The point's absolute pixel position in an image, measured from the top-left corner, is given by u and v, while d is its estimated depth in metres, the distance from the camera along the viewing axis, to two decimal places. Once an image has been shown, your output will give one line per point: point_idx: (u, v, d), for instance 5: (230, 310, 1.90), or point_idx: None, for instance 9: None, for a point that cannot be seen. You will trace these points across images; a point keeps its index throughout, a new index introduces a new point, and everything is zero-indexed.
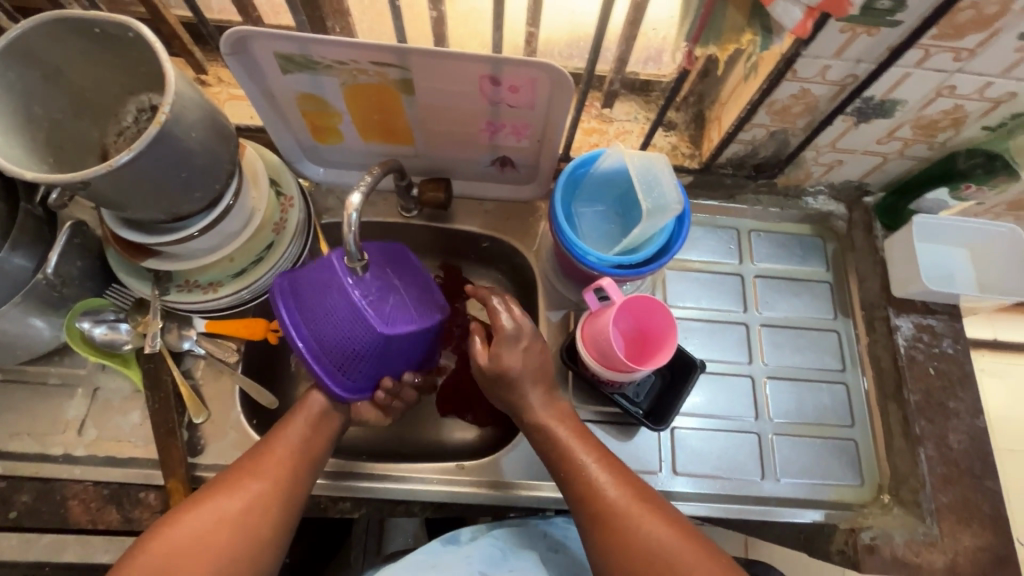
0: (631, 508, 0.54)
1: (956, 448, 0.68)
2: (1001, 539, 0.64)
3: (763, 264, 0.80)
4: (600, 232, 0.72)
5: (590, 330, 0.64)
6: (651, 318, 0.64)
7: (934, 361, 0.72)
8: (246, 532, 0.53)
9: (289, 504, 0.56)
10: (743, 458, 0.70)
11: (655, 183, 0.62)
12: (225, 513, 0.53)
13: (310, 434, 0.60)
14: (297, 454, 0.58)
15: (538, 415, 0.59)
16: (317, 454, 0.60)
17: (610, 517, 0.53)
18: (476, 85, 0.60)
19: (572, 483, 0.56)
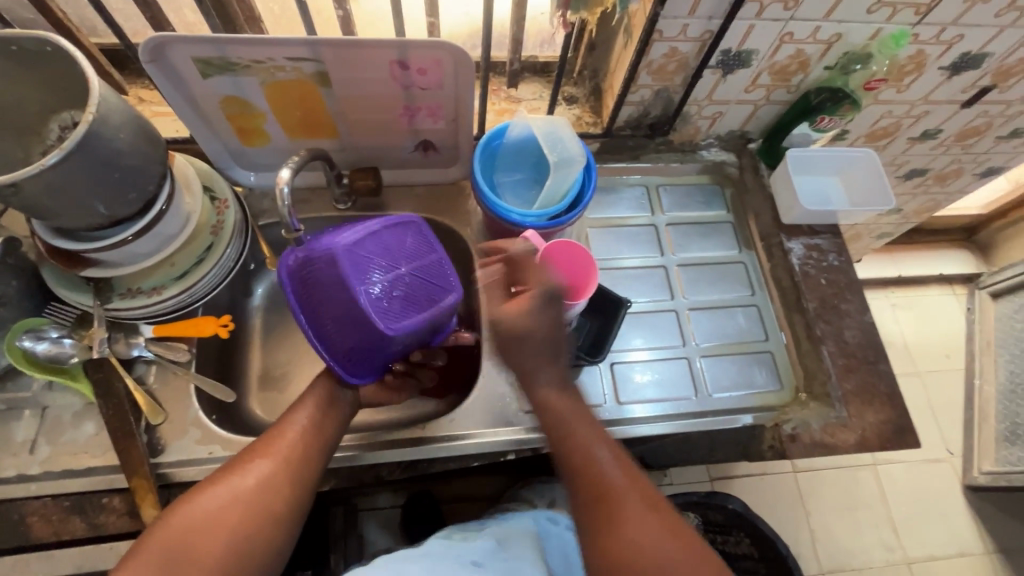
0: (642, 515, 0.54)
1: (852, 342, 0.78)
2: (898, 411, 0.74)
3: (672, 213, 0.90)
4: (520, 197, 0.80)
5: None
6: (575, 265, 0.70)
7: (824, 273, 0.83)
8: (258, 507, 0.53)
9: (302, 481, 0.57)
10: (677, 381, 0.78)
11: (560, 141, 0.72)
12: (238, 490, 0.53)
13: (320, 415, 0.61)
14: (309, 437, 0.59)
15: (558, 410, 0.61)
16: (328, 435, 0.61)
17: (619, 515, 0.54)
18: (387, 72, 0.66)
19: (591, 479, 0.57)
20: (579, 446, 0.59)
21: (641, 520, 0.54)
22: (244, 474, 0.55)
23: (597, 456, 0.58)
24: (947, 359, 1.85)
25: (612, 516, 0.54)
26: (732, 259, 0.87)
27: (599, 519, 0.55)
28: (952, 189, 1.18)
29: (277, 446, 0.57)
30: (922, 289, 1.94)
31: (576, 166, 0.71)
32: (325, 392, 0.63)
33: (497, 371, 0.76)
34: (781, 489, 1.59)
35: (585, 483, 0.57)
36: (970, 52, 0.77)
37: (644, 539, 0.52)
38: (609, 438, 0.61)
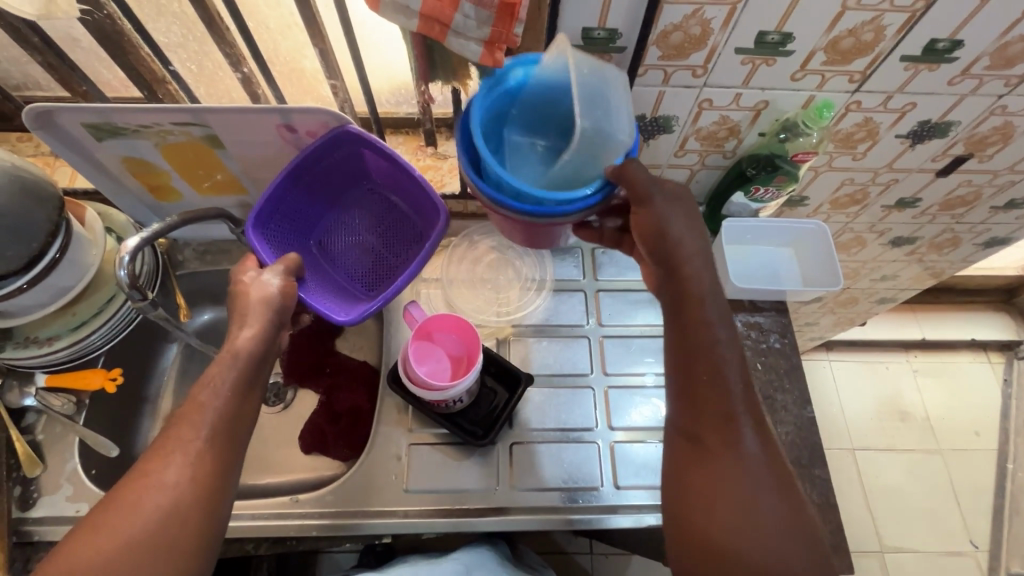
0: (783, 522, 0.49)
1: (784, 440, 0.69)
2: (828, 526, 0.65)
3: (605, 279, 0.83)
4: (530, 162, 0.59)
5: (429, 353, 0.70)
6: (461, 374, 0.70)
7: (762, 357, 0.74)
8: (163, 552, 0.45)
9: (212, 501, 0.48)
10: (582, 467, 0.71)
11: (603, 103, 0.53)
12: (128, 544, 0.45)
13: (219, 419, 0.51)
14: (219, 429, 0.50)
15: (716, 368, 0.54)
16: (235, 436, 0.51)
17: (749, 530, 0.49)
18: (277, 135, 0.65)
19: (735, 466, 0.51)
20: (710, 362, 0.55)
21: (760, 481, 0.50)
22: (134, 516, 0.45)
23: (732, 383, 0.54)
24: (978, 437, 1.64)
25: (721, 470, 0.51)
26: None
27: (710, 470, 0.52)
28: (953, 256, 1.06)
29: (171, 473, 0.47)
30: (951, 355, 1.74)
31: (611, 147, 0.54)
32: (224, 382, 0.52)
33: (386, 446, 0.72)
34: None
35: (704, 412, 0.54)
36: (930, 120, 0.68)
37: (756, 500, 0.50)
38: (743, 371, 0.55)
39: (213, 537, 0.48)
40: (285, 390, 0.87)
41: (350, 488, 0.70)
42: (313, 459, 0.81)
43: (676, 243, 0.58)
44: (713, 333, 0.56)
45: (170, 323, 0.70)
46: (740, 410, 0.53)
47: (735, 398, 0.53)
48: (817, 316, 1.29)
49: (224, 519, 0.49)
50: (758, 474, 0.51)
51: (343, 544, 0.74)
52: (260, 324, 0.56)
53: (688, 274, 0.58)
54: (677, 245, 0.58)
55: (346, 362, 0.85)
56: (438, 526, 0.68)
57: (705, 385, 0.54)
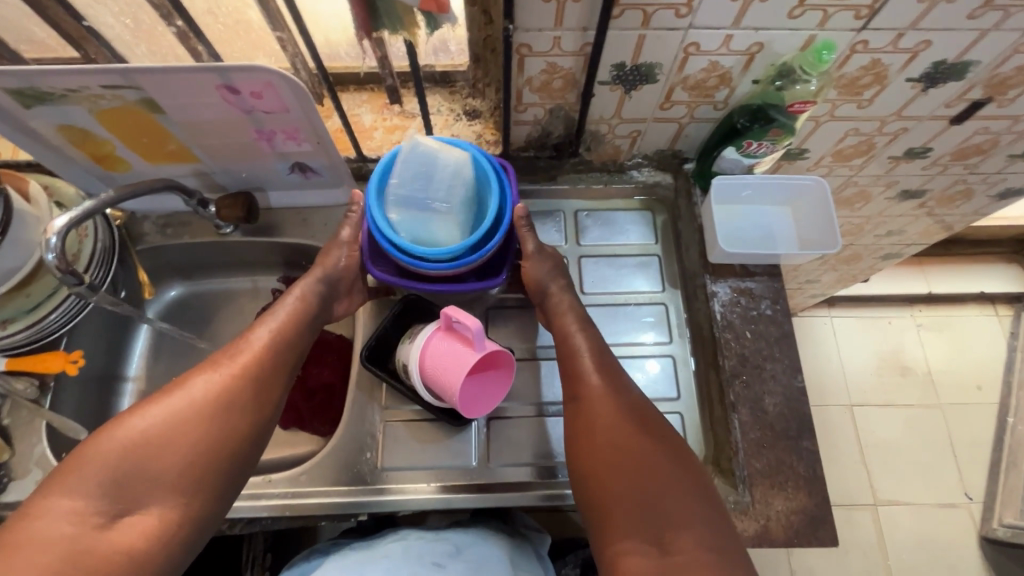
0: (676, 479, 0.54)
1: (771, 411, 0.66)
2: (814, 498, 0.62)
3: (588, 244, 0.78)
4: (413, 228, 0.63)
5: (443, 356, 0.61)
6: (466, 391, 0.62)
7: (751, 324, 0.70)
8: (212, 431, 0.52)
9: (267, 400, 0.56)
10: (562, 441, 0.69)
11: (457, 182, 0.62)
12: (171, 423, 0.51)
13: (286, 335, 0.61)
14: (269, 351, 0.58)
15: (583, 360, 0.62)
16: (295, 354, 0.61)
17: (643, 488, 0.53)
18: (219, 97, 0.59)
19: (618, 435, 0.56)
20: (573, 360, 0.62)
21: (643, 443, 0.56)
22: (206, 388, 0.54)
23: (593, 365, 0.61)
24: (979, 391, 1.62)
25: (601, 444, 0.56)
26: (653, 299, 0.75)
27: (592, 448, 0.57)
28: (964, 209, 0.99)
29: (243, 360, 0.56)
30: (958, 308, 1.69)
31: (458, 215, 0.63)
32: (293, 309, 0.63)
33: (359, 423, 0.70)
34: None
35: (583, 399, 0.60)
36: (946, 61, 0.61)
37: (642, 454, 0.55)
38: (615, 364, 0.62)
39: (260, 430, 0.55)
40: None
41: (326, 467, 0.68)
42: (292, 435, 0.80)
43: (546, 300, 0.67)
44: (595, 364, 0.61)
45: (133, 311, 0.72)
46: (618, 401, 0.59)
47: (614, 395, 0.59)
48: (818, 274, 1.24)
49: (272, 424, 0.57)
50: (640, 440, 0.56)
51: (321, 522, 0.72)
52: (309, 282, 0.66)
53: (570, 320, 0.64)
54: (539, 279, 0.67)
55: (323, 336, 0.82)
56: (414, 503, 0.66)
57: (577, 380, 0.61)
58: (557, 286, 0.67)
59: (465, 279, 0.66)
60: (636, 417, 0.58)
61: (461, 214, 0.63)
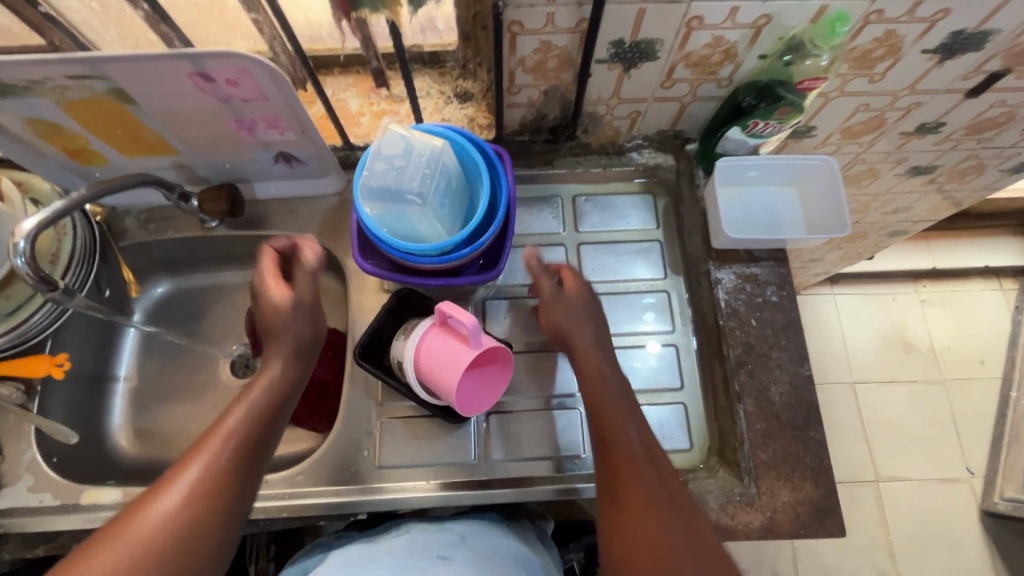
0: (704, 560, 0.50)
1: (778, 401, 0.64)
2: (821, 489, 0.61)
3: (587, 231, 0.76)
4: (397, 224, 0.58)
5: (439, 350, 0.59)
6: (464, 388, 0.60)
7: (756, 312, 0.68)
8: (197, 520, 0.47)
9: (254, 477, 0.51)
10: (562, 434, 0.68)
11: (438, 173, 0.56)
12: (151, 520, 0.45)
13: (277, 398, 0.56)
14: (257, 421, 0.53)
15: (613, 427, 0.56)
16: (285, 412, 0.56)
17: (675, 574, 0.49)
18: (193, 85, 0.56)
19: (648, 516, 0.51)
20: (610, 429, 0.56)
21: (672, 524, 0.51)
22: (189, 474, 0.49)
23: (631, 436, 0.56)
24: (982, 366, 1.61)
25: (636, 529, 0.51)
26: (654, 287, 0.73)
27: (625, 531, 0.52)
28: (974, 184, 0.96)
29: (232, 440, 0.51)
30: (962, 283, 1.67)
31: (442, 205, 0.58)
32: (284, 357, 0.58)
33: (355, 421, 0.68)
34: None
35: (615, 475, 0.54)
36: (964, 30, 0.57)
37: (671, 538, 0.50)
38: (644, 427, 0.57)
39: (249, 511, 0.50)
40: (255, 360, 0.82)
41: (323, 466, 0.67)
42: (289, 432, 0.79)
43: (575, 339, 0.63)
44: (621, 417, 0.57)
45: (115, 316, 0.70)
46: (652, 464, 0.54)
47: (644, 468, 0.54)
48: (822, 253, 1.21)
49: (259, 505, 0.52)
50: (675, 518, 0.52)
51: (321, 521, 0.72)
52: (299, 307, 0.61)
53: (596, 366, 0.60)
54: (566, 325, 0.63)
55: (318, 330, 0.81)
56: (414, 502, 0.65)
57: (610, 452, 0.55)
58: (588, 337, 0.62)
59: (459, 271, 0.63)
60: (664, 489, 0.53)
61: (446, 206, 0.59)
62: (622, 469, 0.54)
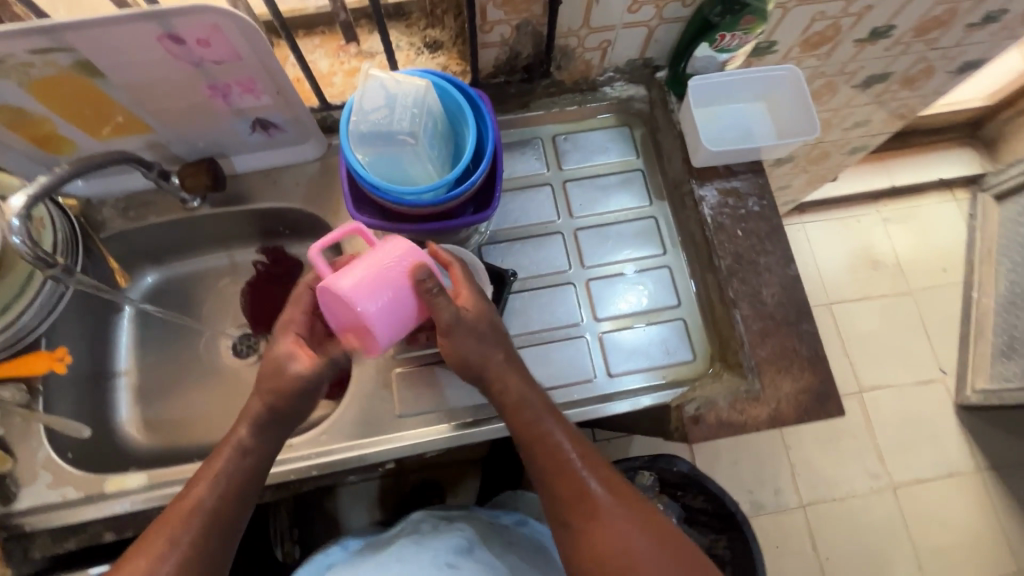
0: (630, 517, 0.55)
1: (770, 302, 0.68)
2: (819, 376, 0.65)
3: (571, 168, 0.78)
4: (388, 168, 0.59)
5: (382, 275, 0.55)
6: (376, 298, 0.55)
7: (741, 223, 0.71)
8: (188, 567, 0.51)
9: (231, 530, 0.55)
10: (574, 361, 0.71)
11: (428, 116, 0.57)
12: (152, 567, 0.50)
13: (245, 467, 0.56)
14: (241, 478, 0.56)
15: (524, 417, 0.58)
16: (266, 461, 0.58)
17: (605, 537, 0.54)
18: (161, 49, 0.55)
19: (566, 493, 0.56)
20: (528, 422, 0.58)
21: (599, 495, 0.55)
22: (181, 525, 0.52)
23: (547, 427, 0.58)
24: (944, 273, 1.70)
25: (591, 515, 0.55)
26: (641, 214, 0.76)
27: (580, 512, 0.55)
28: (925, 89, 1.01)
29: (193, 518, 0.53)
30: (919, 197, 1.76)
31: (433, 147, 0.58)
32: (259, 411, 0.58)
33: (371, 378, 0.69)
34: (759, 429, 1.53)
35: (547, 465, 0.57)
36: None
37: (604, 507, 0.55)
38: (557, 412, 0.60)
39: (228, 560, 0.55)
40: (257, 340, 0.82)
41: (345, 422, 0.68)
42: None
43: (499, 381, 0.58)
44: (539, 423, 0.58)
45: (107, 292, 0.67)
46: (579, 470, 0.56)
47: (563, 448, 0.57)
48: (790, 178, 1.26)
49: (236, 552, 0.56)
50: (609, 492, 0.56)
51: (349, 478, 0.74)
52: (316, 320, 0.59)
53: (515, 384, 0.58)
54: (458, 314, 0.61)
55: None
56: (438, 444, 0.67)
57: (532, 442, 0.58)
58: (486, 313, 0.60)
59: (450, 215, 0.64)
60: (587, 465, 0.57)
61: (436, 148, 0.60)
62: (546, 453, 0.57)
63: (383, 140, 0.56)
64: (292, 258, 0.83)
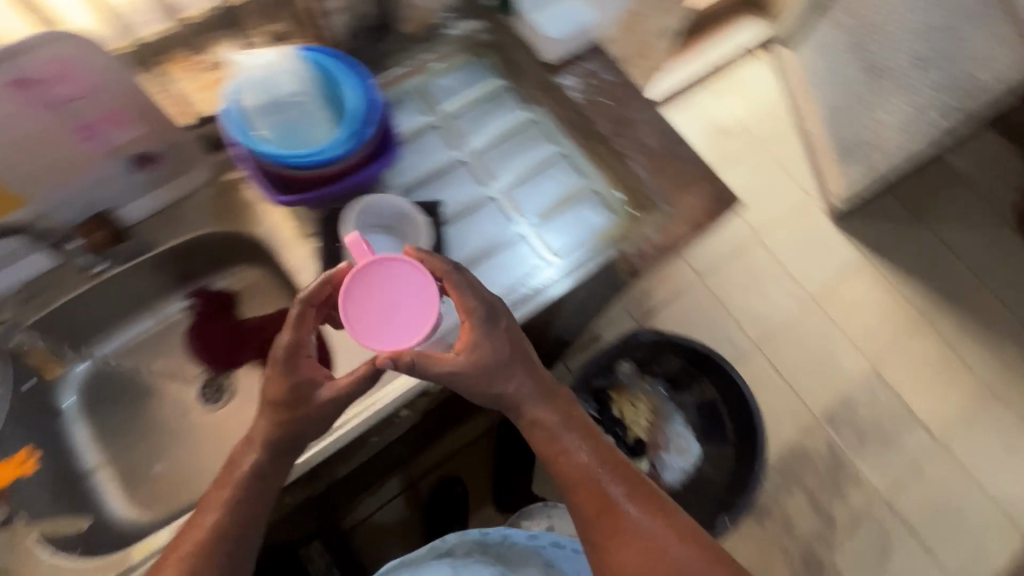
0: (652, 518, 0.68)
1: (653, 143, 0.80)
2: (714, 181, 0.78)
3: (450, 105, 0.85)
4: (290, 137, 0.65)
5: (400, 297, 0.66)
6: (395, 301, 0.65)
7: (604, 93, 0.82)
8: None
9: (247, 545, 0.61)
10: (521, 259, 0.78)
11: (307, 76, 0.65)
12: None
13: (251, 484, 0.61)
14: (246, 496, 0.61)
15: (547, 443, 0.71)
16: (270, 471, 0.63)
17: (632, 538, 0.66)
18: (11, 96, 0.55)
19: (592, 505, 0.68)
20: (557, 447, 0.70)
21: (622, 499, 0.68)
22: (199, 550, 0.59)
23: (569, 445, 0.70)
24: (780, 117, 1.98)
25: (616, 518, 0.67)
26: (524, 121, 0.85)
27: (604, 518, 0.67)
28: None
29: (216, 545, 0.58)
30: (734, 65, 2.03)
31: (320, 106, 0.67)
32: (265, 433, 0.62)
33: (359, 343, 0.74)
34: (699, 300, 1.72)
35: (573, 483, 0.69)
36: None
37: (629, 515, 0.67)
38: (578, 427, 0.72)
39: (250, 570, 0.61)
40: (219, 380, 0.80)
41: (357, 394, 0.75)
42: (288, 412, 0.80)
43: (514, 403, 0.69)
44: (561, 444, 0.70)
45: (52, 350, 0.74)
46: (603, 481, 0.69)
47: (584, 466, 0.69)
48: None
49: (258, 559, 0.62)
50: (631, 495, 0.68)
51: (371, 439, 0.80)
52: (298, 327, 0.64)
53: (534, 412, 0.70)
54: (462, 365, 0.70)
55: (270, 317, 0.81)
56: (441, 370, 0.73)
57: (559, 463, 0.70)
58: (492, 345, 0.67)
59: (359, 168, 0.68)
60: (611, 473, 0.70)
61: (325, 107, 0.65)
62: (576, 471, 0.69)
63: (274, 105, 0.64)
64: (221, 291, 0.82)
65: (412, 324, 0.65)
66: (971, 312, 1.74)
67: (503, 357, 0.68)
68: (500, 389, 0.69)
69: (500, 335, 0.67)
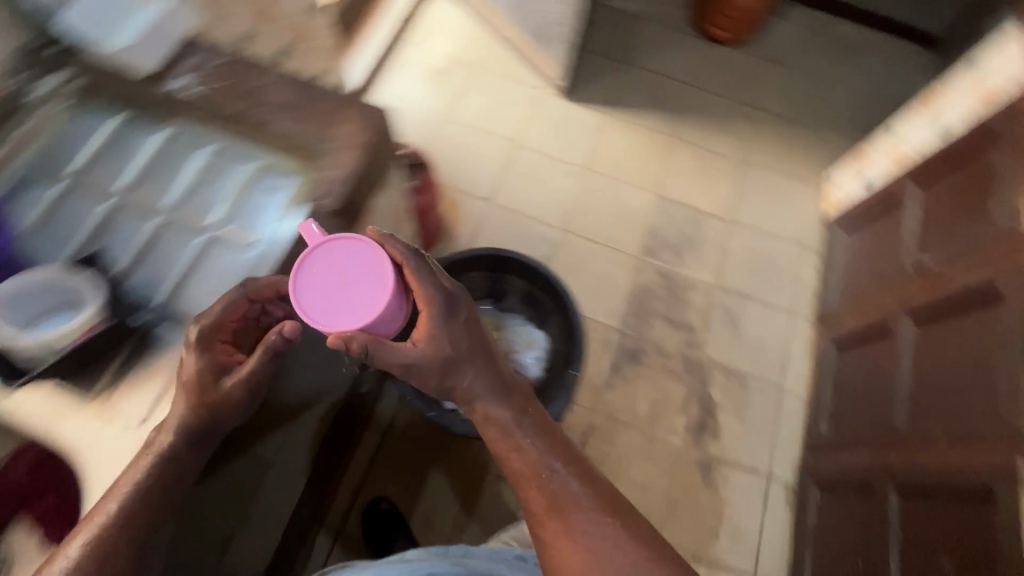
0: (612, 525, 0.84)
1: (282, 97, 0.87)
2: (358, 108, 0.88)
3: (81, 159, 0.86)
4: None
5: (347, 297, 0.81)
6: (344, 303, 0.81)
7: (212, 77, 0.87)
8: None
9: None
10: (230, 254, 0.86)
11: None
12: None
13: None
14: None
15: (499, 442, 0.88)
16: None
17: (569, 538, 0.83)
18: None
19: (538, 499, 0.85)
20: (512, 439, 0.87)
21: (573, 503, 0.85)
22: None
23: (525, 439, 0.87)
24: (480, 34, 2.08)
25: (567, 520, 0.84)
26: (162, 140, 0.90)
27: (554, 516, 0.84)
28: None
29: None
30: (416, 12, 2.08)
31: None
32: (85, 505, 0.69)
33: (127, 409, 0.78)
34: (501, 221, 1.84)
35: (524, 478, 0.86)
36: None
37: (579, 523, 0.84)
38: (542, 429, 0.89)
39: None
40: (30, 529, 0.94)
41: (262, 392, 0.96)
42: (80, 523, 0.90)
43: (461, 387, 0.86)
44: (518, 438, 0.87)
45: None
46: (564, 483, 0.86)
47: (540, 456, 0.87)
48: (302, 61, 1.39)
49: None
50: (596, 505, 0.85)
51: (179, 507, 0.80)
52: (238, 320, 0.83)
53: (493, 407, 0.87)
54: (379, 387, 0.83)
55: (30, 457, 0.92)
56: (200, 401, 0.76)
57: (516, 458, 0.87)
58: (444, 331, 0.84)
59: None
60: (582, 474, 0.88)
61: None
62: (529, 460, 0.86)
63: None
64: None
65: (367, 301, 0.81)
66: (697, 114, 2.03)
67: (470, 349, 0.86)
68: (452, 379, 0.85)
69: (458, 327, 0.85)
